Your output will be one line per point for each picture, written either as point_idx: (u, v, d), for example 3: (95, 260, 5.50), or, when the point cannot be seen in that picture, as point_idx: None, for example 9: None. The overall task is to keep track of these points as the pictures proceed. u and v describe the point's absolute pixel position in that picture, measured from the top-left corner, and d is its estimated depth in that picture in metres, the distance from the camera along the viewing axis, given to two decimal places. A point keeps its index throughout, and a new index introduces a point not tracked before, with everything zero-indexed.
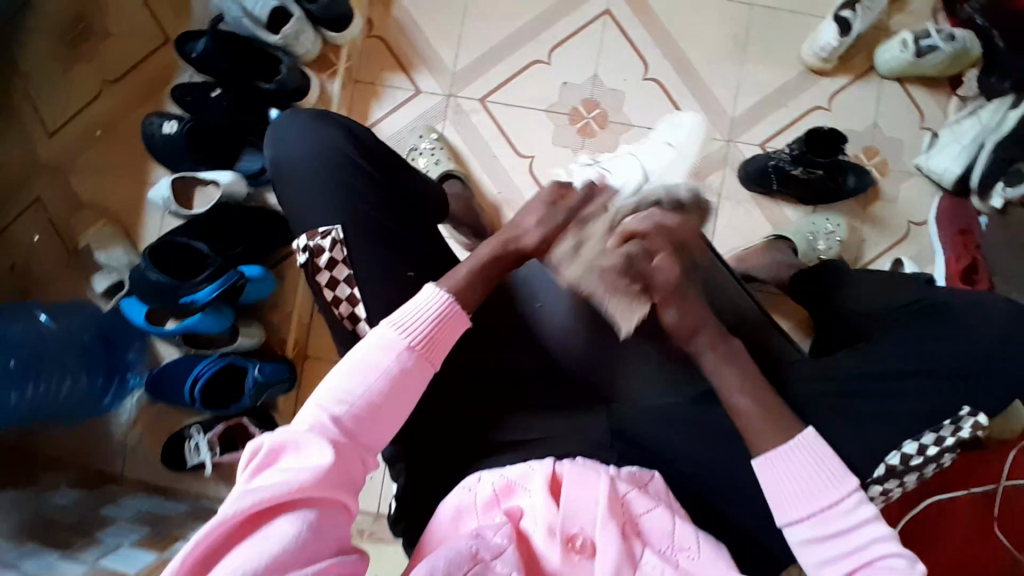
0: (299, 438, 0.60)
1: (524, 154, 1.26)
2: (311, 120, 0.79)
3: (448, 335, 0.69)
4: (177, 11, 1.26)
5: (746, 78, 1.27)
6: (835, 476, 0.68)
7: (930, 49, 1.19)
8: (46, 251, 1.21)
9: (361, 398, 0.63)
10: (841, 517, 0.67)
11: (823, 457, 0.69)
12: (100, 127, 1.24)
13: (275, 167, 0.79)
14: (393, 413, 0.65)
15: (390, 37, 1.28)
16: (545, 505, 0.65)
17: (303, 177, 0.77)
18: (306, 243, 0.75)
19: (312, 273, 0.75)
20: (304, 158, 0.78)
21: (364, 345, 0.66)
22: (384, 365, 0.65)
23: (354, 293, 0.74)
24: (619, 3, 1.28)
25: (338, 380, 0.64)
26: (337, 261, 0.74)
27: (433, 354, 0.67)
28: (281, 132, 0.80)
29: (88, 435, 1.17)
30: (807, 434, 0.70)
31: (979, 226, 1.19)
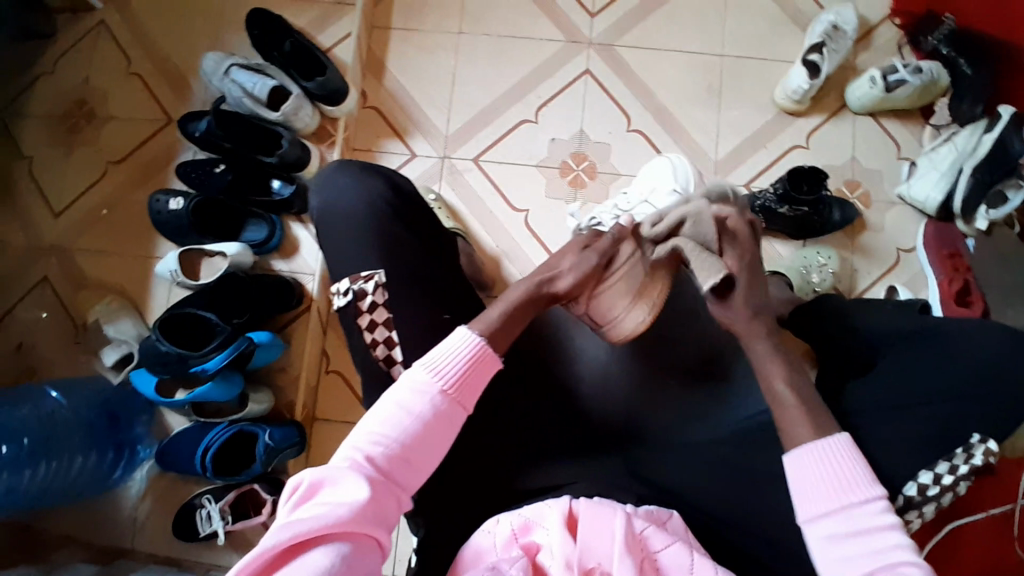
0: (336, 473, 0.62)
1: (518, 208, 1.31)
2: (360, 171, 0.86)
3: (479, 377, 0.70)
4: (178, 93, 1.32)
5: (725, 123, 1.33)
6: (865, 478, 0.67)
7: (899, 82, 1.26)
8: (55, 329, 1.24)
9: (396, 440, 0.65)
10: (864, 515, 0.65)
11: (852, 457, 0.68)
12: (105, 206, 1.29)
13: (320, 212, 0.85)
14: (426, 455, 0.66)
15: (384, 106, 1.35)
16: (562, 539, 0.65)
17: (343, 222, 0.83)
18: (349, 286, 0.80)
19: (353, 315, 0.79)
20: (347, 204, 0.84)
21: (399, 388, 0.68)
22: (418, 409, 0.66)
23: (392, 335, 0.77)
24: (598, 62, 1.36)
25: (377, 421, 0.66)
26: (376, 304, 0.78)
27: (465, 397, 0.69)
28: (330, 179, 0.87)
29: (96, 512, 1.17)
30: (841, 437, 0.70)
31: (967, 248, 1.22)
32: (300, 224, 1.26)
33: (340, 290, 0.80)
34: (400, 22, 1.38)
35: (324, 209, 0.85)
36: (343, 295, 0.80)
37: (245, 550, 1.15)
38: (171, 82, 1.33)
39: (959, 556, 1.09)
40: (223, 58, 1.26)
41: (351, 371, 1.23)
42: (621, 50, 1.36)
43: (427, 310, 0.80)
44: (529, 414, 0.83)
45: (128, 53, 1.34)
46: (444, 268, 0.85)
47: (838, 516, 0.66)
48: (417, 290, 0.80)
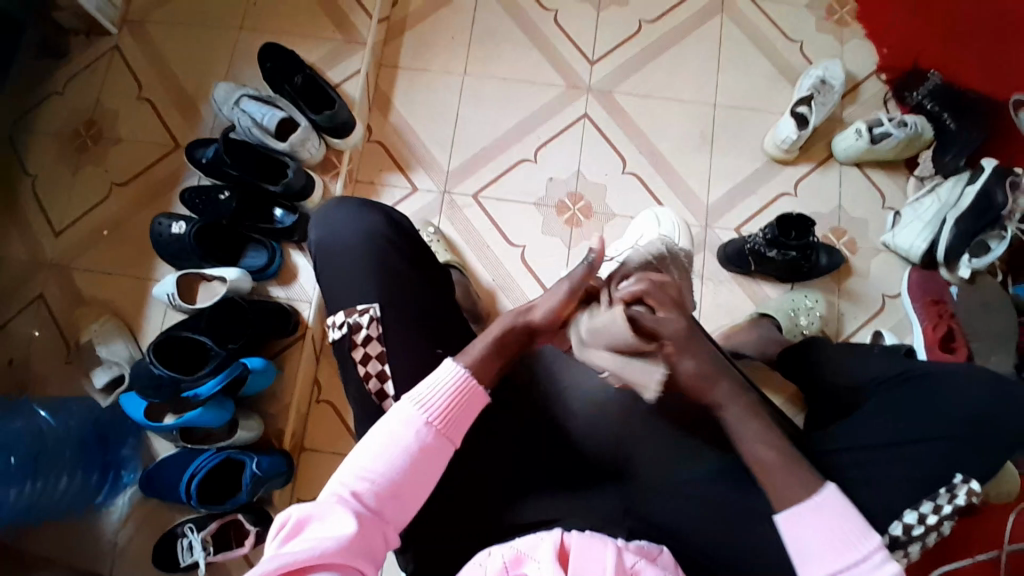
0: (324, 508, 0.62)
1: (515, 243, 1.33)
2: (358, 207, 0.89)
3: (467, 413, 0.71)
4: (187, 120, 1.36)
5: (716, 168, 1.38)
6: (860, 531, 0.68)
7: (883, 135, 1.32)
8: (45, 348, 1.23)
9: (383, 475, 0.65)
10: (866, 571, 0.66)
11: (846, 512, 0.69)
12: (106, 227, 1.30)
13: (319, 246, 0.88)
14: (413, 489, 0.67)
15: (388, 141, 1.39)
16: (556, 573, 0.65)
17: (340, 256, 0.86)
18: (344, 319, 0.82)
19: (347, 348, 0.80)
20: (345, 238, 0.86)
21: (386, 422, 0.68)
22: (405, 443, 0.67)
23: (384, 369, 0.79)
24: (596, 107, 1.41)
25: (364, 455, 0.66)
26: (371, 338, 0.80)
27: (452, 431, 0.70)
28: (329, 214, 0.90)
29: (72, 537, 1.13)
30: (829, 489, 0.70)
31: (951, 295, 1.25)
32: (300, 252, 1.27)
33: (336, 323, 0.82)
34: (407, 62, 1.43)
35: (324, 242, 0.88)
36: (338, 328, 0.82)
37: None
38: (181, 109, 1.36)
39: None
40: (235, 88, 1.30)
41: (341, 402, 1.23)
42: (619, 96, 1.42)
43: (426, 341, 0.81)
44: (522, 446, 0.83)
45: (140, 79, 1.38)
46: (443, 298, 0.87)
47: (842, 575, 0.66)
48: (416, 322, 0.82)
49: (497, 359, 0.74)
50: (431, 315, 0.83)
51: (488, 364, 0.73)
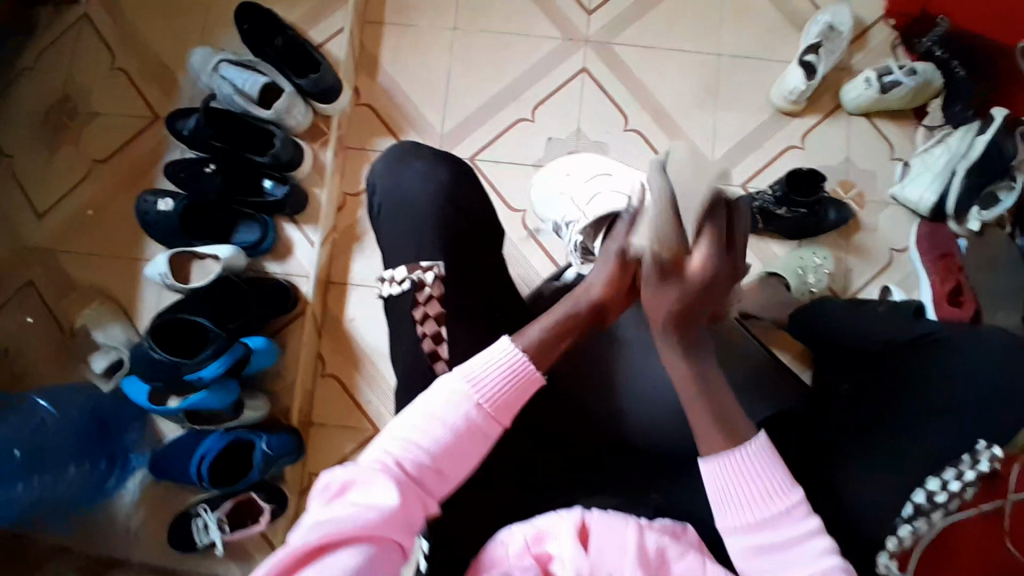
0: (368, 474, 0.61)
1: (516, 208, 1.29)
2: (434, 160, 0.87)
3: (518, 393, 0.68)
4: (165, 90, 1.28)
5: (721, 123, 1.33)
6: (784, 485, 0.66)
7: (893, 84, 1.27)
8: (40, 334, 1.20)
9: (427, 449, 0.64)
10: (785, 525, 0.65)
11: (773, 463, 0.67)
12: (90, 207, 1.25)
13: (390, 194, 0.84)
14: (457, 467, 0.65)
15: (378, 104, 1.32)
16: (574, 551, 0.65)
17: (408, 205, 0.83)
18: (406, 274, 0.78)
19: (408, 306, 0.78)
20: (409, 194, 0.84)
21: (435, 395, 0.66)
22: (452, 419, 0.65)
23: (440, 331, 0.76)
24: (594, 60, 1.35)
25: (414, 425, 0.65)
26: (433, 297, 0.78)
27: (502, 412, 0.67)
28: (400, 163, 0.86)
29: (87, 522, 1.13)
30: (759, 440, 0.67)
31: (958, 249, 1.23)
32: (294, 226, 1.23)
33: (395, 279, 0.79)
34: (393, 18, 1.35)
35: (393, 194, 0.85)
36: (399, 283, 0.78)
37: (243, 559, 1.13)
38: (158, 78, 1.29)
39: (949, 548, 1.11)
40: (211, 54, 1.22)
41: (348, 377, 1.22)
42: (618, 49, 1.35)
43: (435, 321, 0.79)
44: (539, 424, 0.83)
45: (112, 47, 1.30)
46: None
47: (762, 527, 0.65)
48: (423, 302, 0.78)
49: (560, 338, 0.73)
50: None
51: (547, 343, 0.72)
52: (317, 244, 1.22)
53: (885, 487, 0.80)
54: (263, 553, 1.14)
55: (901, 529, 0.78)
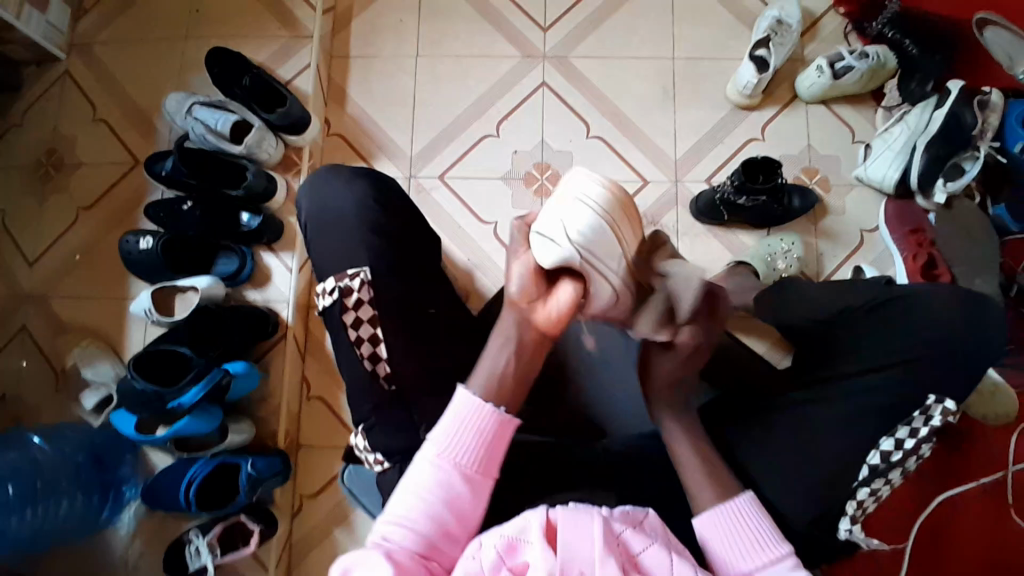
0: (362, 553, 0.67)
1: (487, 220, 1.33)
2: (355, 175, 0.92)
3: (494, 450, 0.73)
4: (145, 135, 1.35)
5: (681, 121, 1.36)
6: (774, 537, 0.71)
7: (846, 69, 1.29)
8: (33, 377, 1.24)
9: (417, 521, 0.70)
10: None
11: (761, 518, 0.72)
12: (79, 252, 1.30)
13: (319, 214, 0.90)
14: (452, 533, 0.70)
15: (348, 132, 1.38)
16: (544, 555, 0.64)
17: (337, 222, 0.89)
18: (335, 284, 0.84)
19: (339, 313, 0.83)
20: (341, 211, 0.89)
21: (415, 471, 0.73)
22: (436, 489, 0.71)
23: (376, 332, 0.83)
24: (553, 73, 1.39)
25: (402, 502, 0.71)
26: (362, 302, 0.83)
27: (480, 471, 0.73)
28: (324, 183, 0.92)
29: (86, 557, 1.16)
30: (744, 496, 0.74)
31: (928, 223, 1.25)
32: (270, 253, 1.27)
33: (327, 290, 0.85)
34: (358, 51, 1.42)
35: (319, 211, 0.90)
36: (330, 294, 0.84)
37: None
38: (137, 125, 1.35)
39: (947, 526, 1.09)
40: (185, 98, 1.29)
41: (332, 395, 1.24)
42: (575, 60, 1.40)
43: (395, 323, 0.84)
44: None
45: (93, 100, 1.37)
46: (405, 276, 0.87)
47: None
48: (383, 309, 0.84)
49: (518, 364, 0.76)
50: (398, 292, 0.86)
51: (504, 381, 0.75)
52: (296, 269, 1.26)
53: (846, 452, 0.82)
54: None
55: (860, 492, 0.82)
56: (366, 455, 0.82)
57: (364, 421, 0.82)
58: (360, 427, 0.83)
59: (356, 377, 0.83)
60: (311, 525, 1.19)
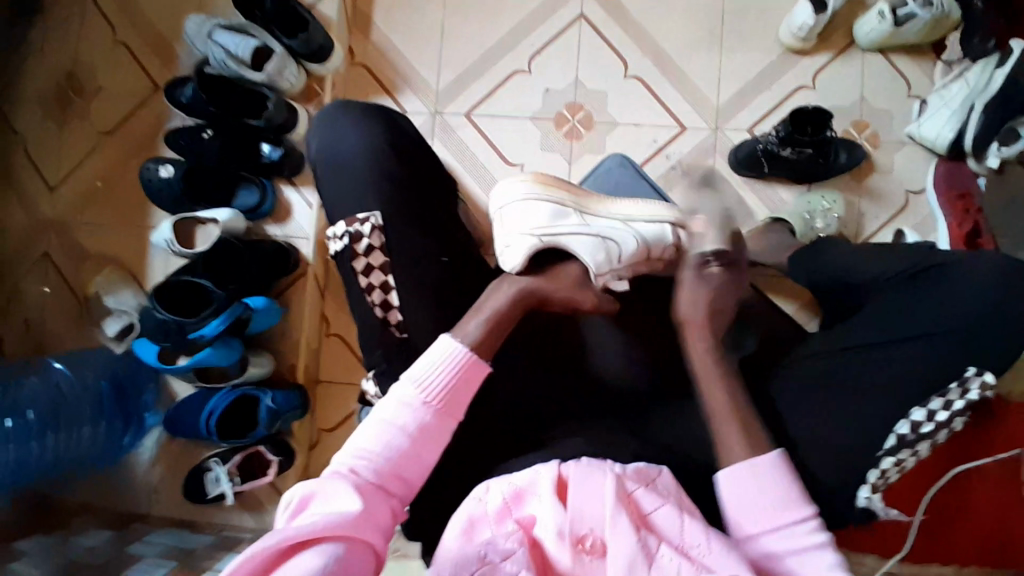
0: (325, 484, 0.67)
1: (514, 163, 1.28)
2: (371, 109, 0.87)
3: (464, 387, 0.74)
4: (163, 59, 1.30)
5: (726, 65, 1.28)
6: (798, 498, 0.71)
7: (908, 17, 1.18)
8: (57, 303, 1.25)
9: (384, 454, 0.70)
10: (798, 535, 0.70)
11: (786, 477, 0.72)
12: (99, 178, 1.28)
13: (334, 150, 0.85)
14: (417, 469, 0.71)
15: (372, 63, 1.31)
16: (554, 509, 0.66)
17: (353, 160, 0.84)
18: (345, 229, 0.82)
19: (349, 258, 0.81)
20: (353, 149, 0.85)
21: (385, 403, 0.72)
22: (404, 423, 0.71)
23: (388, 280, 0.81)
24: (592, 6, 1.30)
25: (368, 434, 0.71)
26: (373, 247, 0.81)
27: (451, 409, 0.73)
28: (334, 118, 0.87)
29: (112, 479, 1.20)
30: (774, 455, 0.73)
31: (978, 188, 1.18)
32: (291, 188, 1.24)
33: (337, 234, 0.83)
34: None
35: (330, 149, 0.86)
36: (340, 239, 0.82)
37: (257, 511, 1.18)
38: (155, 48, 1.30)
39: (959, 503, 1.08)
40: (204, 20, 1.22)
41: (351, 334, 1.24)
42: None
43: (420, 268, 0.81)
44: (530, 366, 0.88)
45: (109, 18, 1.31)
46: (432, 221, 0.84)
47: (777, 536, 0.70)
48: (411, 254, 0.82)
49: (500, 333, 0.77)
50: (423, 236, 0.83)
51: (491, 336, 0.77)
52: (315, 206, 1.23)
53: (879, 423, 0.79)
54: (274, 503, 1.18)
55: (884, 461, 0.79)
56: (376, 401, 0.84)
57: (376, 367, 0.83)
58: (372, 373, 0.84)
59: (379, 321, 0.82)
60: (327, 460, 1.21)
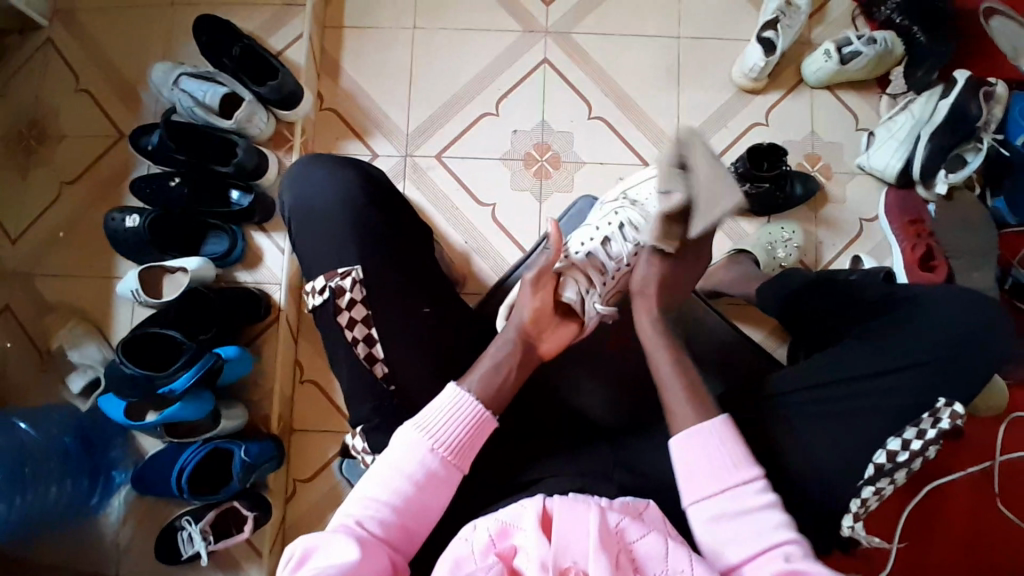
0: (329, 536, 0.66)
1: (486, 202, 1.30)
2: (337, 163, 0.89)
3: (476, 438, 0.75)
4: (128, 107, 1.29)
5: (685, 103, 1.33)
6: (744, 461, 0.72)
7: (853, 55, 1.26)
8: (18, 358, 1.21)
9: (389, 503, 0.70)
10: (747, 496, 0.71)
11: (734, 443, 0.74)
12: (62, 228, 1.25)
13: (301, 203, 0.86)
14: (422, 523, 0.71)
15: (341, 107, 1.33)
16: (538, 542, 0.65)
17: (323, 211, 0.85)
18: (325, 283, 0.82)
19: (332, 313, 0.81)
20: (320, 200, 0.86)
21: (393, 449, 0.72)
22: (411, 471, 0.71)
23: (371, 333, 0.81)
24: (556, 50, 1.35)
25: (374, 482, 0.71)
26: (355, 301, 0.81)
27: (462, 459, 0.73)
28: (304, 173, 0.88)
29: (75, 541, 1.14)
30: (722, 423, 0.75)
31: (929, 214, 1.25)
32: (262, 234, 1.24)
33: (316, 289, 0.83)
34: (353, 21, 1.36)
35: (300, 201, 0.87)
36: (320, 293, 0.82)
37: (231, 567, 1.14)
38: (121, 96, 1.29)
39: (937, 509, 1.11)
40: (171, 68, 1.23)
41: (326, 379, 1.22)
42: (578, 37, 1.35)
43: (398, 316, 0.82)
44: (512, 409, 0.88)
45: (75, 68, 1.30)
46: (408, 269, 0.85)
47: (722, 496, 0.71)
48: (388, 302, 0.82)
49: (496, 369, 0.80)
50: (404, 284, 0.84)
51: (492, 390, 0.78)
52: (287, 250, 1.23)
53: (853, 453, 0.82)
54: (251, 559, 1.14)
55: (864, 491, 0.82)
56: (363, 456, 0.83)
57: (365, 422, 0.82)
58: (359, 428, 0.82)
59: (357, 371, 0.81)
60: (305, 508, 1.18)
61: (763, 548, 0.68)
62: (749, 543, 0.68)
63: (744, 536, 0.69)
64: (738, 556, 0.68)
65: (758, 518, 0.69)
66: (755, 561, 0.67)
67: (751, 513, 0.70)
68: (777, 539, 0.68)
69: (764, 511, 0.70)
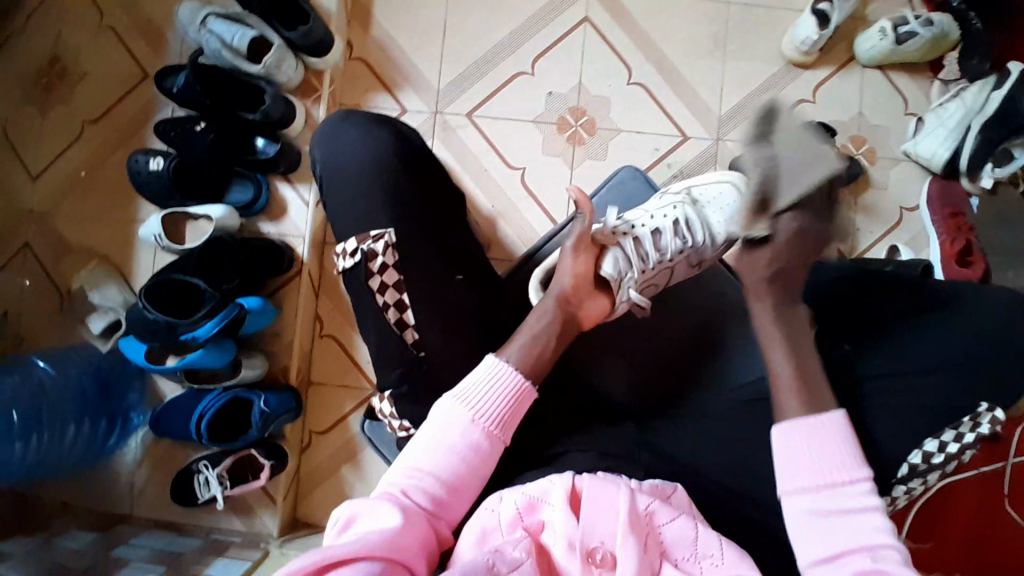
0: (371, 505, 0.66)
1: (514, 165, 1.26)
2: (375, 119, 0.86)
3: (516, 409, 0.75)
4: (153, 45, 1.25)
5: (729, 75, 1.28)
6: (853, 460, 0.70)
7: (910, 35, 1.19)
8: (38, 297, 1.21)
9: (432, 473, 0.70)
10: (852, 496, 0.69)
11: (845, 438, 0.72)
12: (83, 168, 1.23)
13: (334, 157, 0.84)
14: (462, 492, 0.71)
15: (370, 57, 1.28)
16: (566, 519, 0.65)
17: (356, 168, 0.83)
18: (357, 246, 0.80)
19: (363, 276, 0.79)
20: (353, 156, 0.83)
21: (434, 420, 0.73)
22: (453, 442, 0.71)
23: (403, 299, 0.80)
24: (599, 9, 1.29)
25: (418, 453, 0.71)
26: (387, 266, 0.79)
27: (501, 430, 0.74)
28: (341, 126, 0.85)
29: (94, 479, 1.17)
30: (837, 414, 0.73)
31: (968, 208, 1.21)
32: (287, 185, 1.21)
33: (347, 251, 0.81)
34: None
35: (334, 156, 0.84)
36: (352, 255, 0.80)
37: (247, 514, 1.16)
38: (145, 34, 1.25)
39: (945, 505, 1.11)
40: (199, 7, 1.17)
41: (347, 336, 1.22)
42: None
43: (431, 283, 0.80)
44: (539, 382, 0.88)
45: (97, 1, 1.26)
46: (442, 235, 0.83)
47: (829, 493, 0.69)
48: (421, 267, 0.80)
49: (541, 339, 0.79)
50: (438, 249, 0.82)
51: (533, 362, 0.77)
52: (312, 204, 1.20)
53: (881, 449, 0.81)
54: (265, 507, 1.16)
55: (896, 489, 0.81)
56: (391, 419, 0.83)
57: (393, 389, 0.81)
58: (387, 393, 0.82)
59: (386, 335, 0.80)
60: (321, 460, 1.20)
61: (861, 548, 0.66)
62: (849, 541, 0.67)
63: (844, 536, 0.67)
64: (828, 553, 0.67)
65: (860, 519, 0.68)
66: (851, 556, 0.66)
67: (853, 514, 0.68)
68: (877, 541, 0.66)
69: (865, 512, 0.68)
